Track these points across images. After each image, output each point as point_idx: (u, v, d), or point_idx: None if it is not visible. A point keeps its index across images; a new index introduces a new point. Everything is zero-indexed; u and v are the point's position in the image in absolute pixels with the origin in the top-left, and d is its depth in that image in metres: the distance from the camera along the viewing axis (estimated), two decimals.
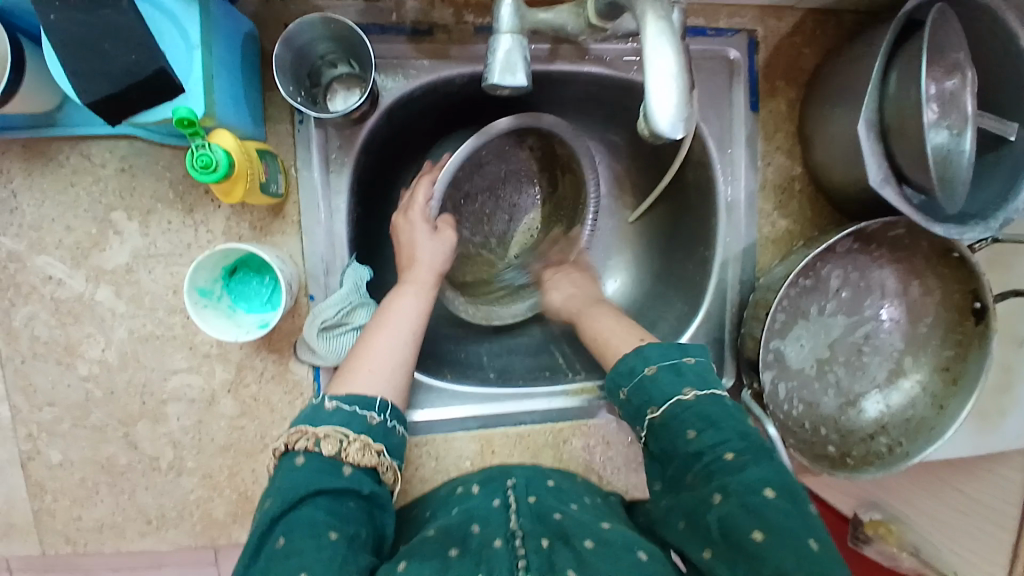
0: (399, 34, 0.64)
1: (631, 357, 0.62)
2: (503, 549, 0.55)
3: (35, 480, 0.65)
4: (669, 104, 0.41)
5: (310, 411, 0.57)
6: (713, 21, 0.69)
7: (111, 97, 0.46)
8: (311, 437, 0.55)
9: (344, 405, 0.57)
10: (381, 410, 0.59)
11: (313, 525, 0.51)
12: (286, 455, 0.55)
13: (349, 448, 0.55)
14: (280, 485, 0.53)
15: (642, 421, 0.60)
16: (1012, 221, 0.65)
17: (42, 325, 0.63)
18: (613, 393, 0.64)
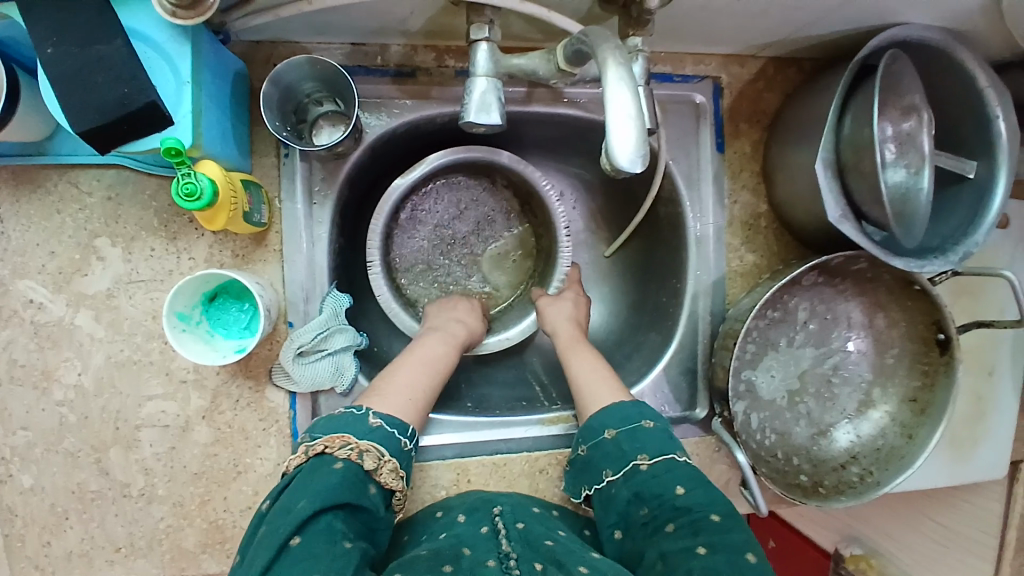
0: (383, 75, 0.67)
1: (633, 406, 0.67)
2: (496, 568, 0.56)
3: (4, 505, 0.65)
4: (629, 141, 0.44)
5: (350, 420, 0.60)
6: (679, 68, 0.73)
7: (97, 128, 0.48)
8: (354, 448, 0.57)
9: (386, 425, 0.61)
10: (411, 438, 0.62)
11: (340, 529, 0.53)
12: (322, 457, 0.57)
13: (383, 467, 0.58)
14: (317, 484, 0.54)
15: (622, 462, 0.64)
16: (973, 253, 0.69)
17: (20, 349, 0.63)
18: (595, 432, 0.67)
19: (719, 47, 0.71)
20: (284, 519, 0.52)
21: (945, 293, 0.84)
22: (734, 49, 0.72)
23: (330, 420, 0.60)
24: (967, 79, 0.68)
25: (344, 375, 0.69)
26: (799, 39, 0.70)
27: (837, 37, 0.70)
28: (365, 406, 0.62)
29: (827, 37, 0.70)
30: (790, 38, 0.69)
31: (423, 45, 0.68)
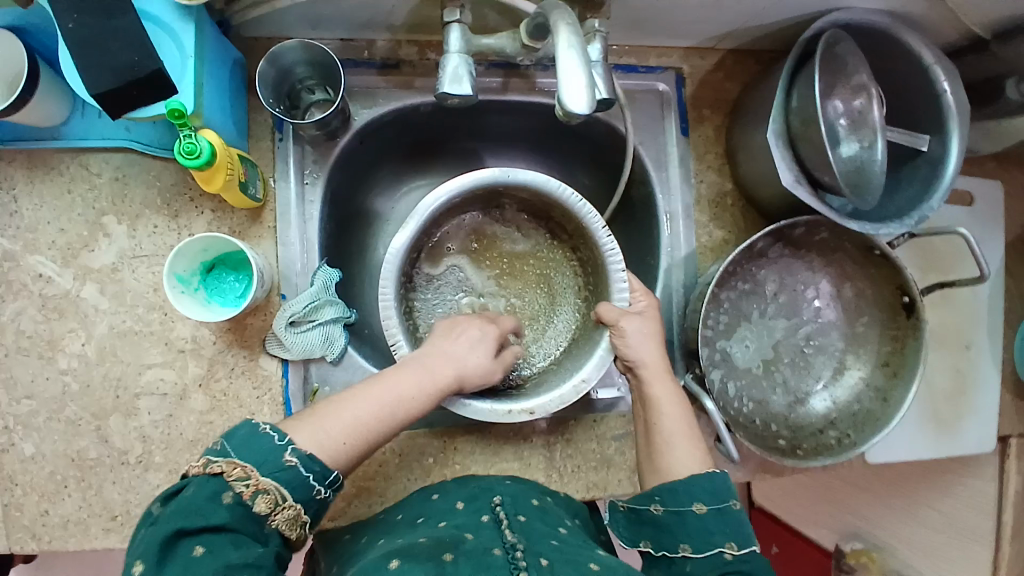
0: (370, 68, 0.74)
1: (720, 480, 0.61)
2: (501, 557, 0.55)
3: (6, 473, 0.67)
4: (581, 92, 0.50)
5: (263, 445, 0.51)
6: (643, 59, 0.80)
7: (111, 91, 0.54)
8: (251, 484, 0.49)
9: (302, 467, 0.52)
10: (328, 486, 0.53)
11: (228, 551, 0.46)
12: (217, 478, 0.50)
13: (279, 513, 0.50)
14: (200, 504, 0.48)
15: (704, 543, 0.59)
16: (927, 217, 0.71)
17: (29, 320, 0.67)
18: (680, 499, 0.60)
19: (679, 38, 0.78)
20: (163, 526, 0.47)
21: (904, 256, 0.86)
22: (693, 41, 0.78)
23: (246, 435, 0.52)
24: (914, 61, 0.72)
25: (334, 345, 0.72)
26: (752, 28, 0.76)
27: (787, 25, 0.76)
28: (290, 437, 0.53)
29: (778, 26, 0.76)
30: (744, 28, 0.75)
31: (406, 40, 0.74)
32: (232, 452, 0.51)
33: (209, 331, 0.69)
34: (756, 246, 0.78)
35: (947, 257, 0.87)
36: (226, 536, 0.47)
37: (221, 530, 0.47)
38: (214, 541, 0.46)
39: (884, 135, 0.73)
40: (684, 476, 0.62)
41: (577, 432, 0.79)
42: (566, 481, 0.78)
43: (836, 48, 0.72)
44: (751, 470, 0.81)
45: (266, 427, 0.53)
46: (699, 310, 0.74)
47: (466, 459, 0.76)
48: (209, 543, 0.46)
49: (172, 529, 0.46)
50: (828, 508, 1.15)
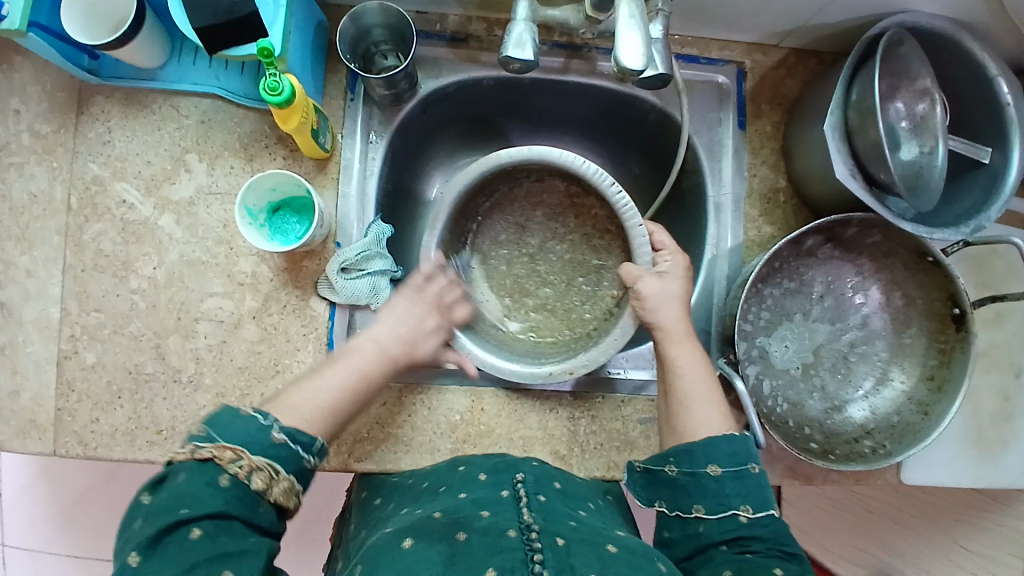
0: (440, 40, 0.78)
1: (741, 442, 0.60)
2: (516, 539, 0.51)
3: (66, 379, 0.72)
4: (636, 52, 0.56)
5: (249, 426, 0.53)
6: (705, 50, 0.81)
7: (209, 27, 0.60)
8: (244, 466, 0.51)
9: (290, 440, 0.54)
10: (318, 454, 0.56)
11: (224, 540, 0.48)
12: (210, 463, 0.51)
13: (275, 488, 0.52)
14: (199, 491, 0.49)
15: (718, 505, 0.58)
16: (985, 227, 0.67)
17: (108, 240, 0.73)
18: (697, 462, 0.60)
19: (741, 31, 0.79)
20: (159, 516, 0.48)
21: (957, 265, 0.81)
22: (756, 35, 0.80)
23: (229, 417, 0.53)
24: (975, 72, 0.69)
25: (379, 295, 0.75)
26: (816, 26, 0.76)
27: (852, 24, 0.76)
28: (272, 416, 0.54)
29: (844, 24, 0.76)
30: (806, 25, 0.76)
31: (476, 16, 0.78)
32: (220, 437, 0.52)
33: (268, 268, 0.73)
34: (806, 242, 0.79)
35: (1001, 267, 0.82)
36: (222, 522, 0.49)
37: (218, 518, 0.49)
38: (213, 527, 0.48)
39: (949, 142, 0.69)
40: (704, 437, 0.62)
41: (603, 409, 0.78)
42: (587, 456, 0.77)
43: (898, 50, 0.69)
44: (779, 474, 0.78)
45: (247, 408, 0.54)
46: (738, 297, 0.74)
47: (491, 420, 0.77)
48: (205, 528, 0.48)
49: (170, 515, 0.48)
50: (865, 544, 1.10)
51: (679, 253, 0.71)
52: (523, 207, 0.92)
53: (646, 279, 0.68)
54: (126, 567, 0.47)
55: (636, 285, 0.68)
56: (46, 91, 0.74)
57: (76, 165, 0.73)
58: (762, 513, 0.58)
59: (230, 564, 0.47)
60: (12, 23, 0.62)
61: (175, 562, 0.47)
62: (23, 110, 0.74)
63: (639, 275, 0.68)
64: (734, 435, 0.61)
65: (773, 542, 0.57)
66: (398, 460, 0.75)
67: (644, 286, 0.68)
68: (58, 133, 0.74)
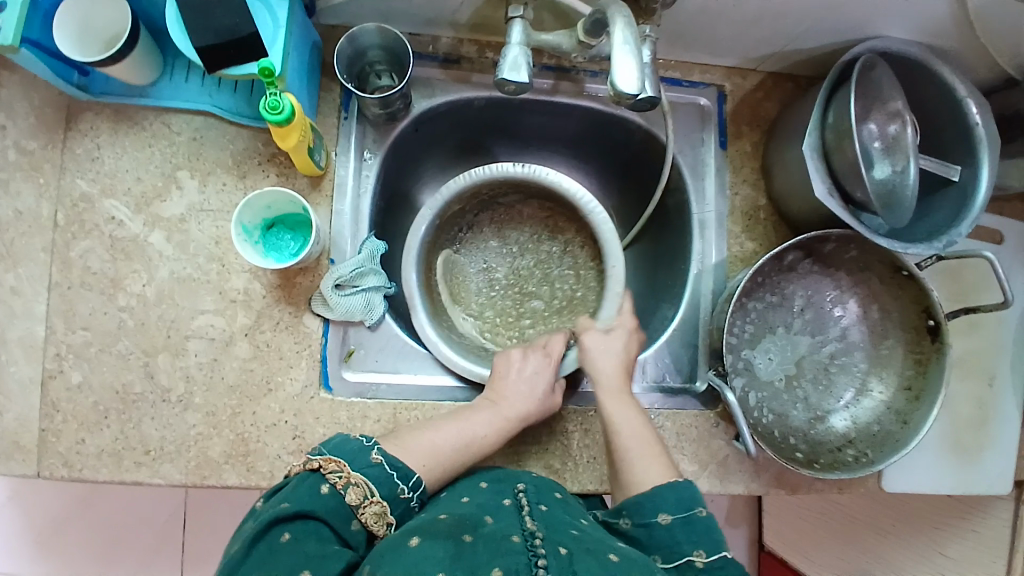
0: (433, 61, 0.79)
1: (684, 489, 0.60)
2: (521, 543, 0.51)
3: (50, 400, 0.70)
4: (631, 75, 0.58)
5: (353, 446, 0.58)
6: (687, 74, 0.85)
7: (212, 46, 0.60)
8: (344, 477, 0.55)
9: (387, 464, 0.58)
10: (411, 487, 0.59)
11: (312, 540, 0.49)
12: (314, 472, 0.55)
13: (366, 508, 0.54)
14: (301, 494, 0.52)
15: (673, 554, 0.57)
16: (956, 241, 0.70)
17: (96, 258, 0.72)
18: (644, 513, 0.60)
19: (721, 56, 0.83)
20: (264, 514, 0.51)
21: (929, 278, 0.85)
22: (735, 60, 0.83)
23: (342, 443, 0.58)
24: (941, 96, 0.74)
25: (374, 311, 0.76)
26: (792, 52, 0.80)
27: (825, 50, 0.80)
28: (375, 440, 0.60)
29: (817, 50, 0.80)
30: (783, 51, 0.80)
31: (468, 38, 0.80)
32: (325, 453, 0.57)
33: (261, 285, 0.73)
34: (786, 257, 0.82)
35: (971, 278, 0.86)
36: (311, 524, 0.50)
37: (306, 519, 0.51)
38: (302, 530, 0.50)
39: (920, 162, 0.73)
40: (652, 488, 0.62)
41: (595, 422, 0.79)
42: (580, 470, 0.78)
43: (870, 73, 0.74)
44: (767, 483, 0.80)
45: (357, 437, 0.60)
46: (724, 310, 0.76)
47: (486, 435, 0.77)
48: (296, 532, 0.49)
49: (272, 512, 0.50)
50: (844, 553, 1.14)
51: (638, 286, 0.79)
52: (495, 226, 0.94)
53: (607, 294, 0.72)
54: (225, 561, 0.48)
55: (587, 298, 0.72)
56: (33, 107, 0.73)
57: (64, 181, 0.73)
58: (716, 556, 0.56)
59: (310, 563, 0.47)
60: (5, 37, 0.61)
61: (263, 559, 0.47)
62: (9, 126, 0.73)
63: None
64: (676, 483, 0.61)
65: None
66: None
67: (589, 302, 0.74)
68: (46, 149, 0.73)
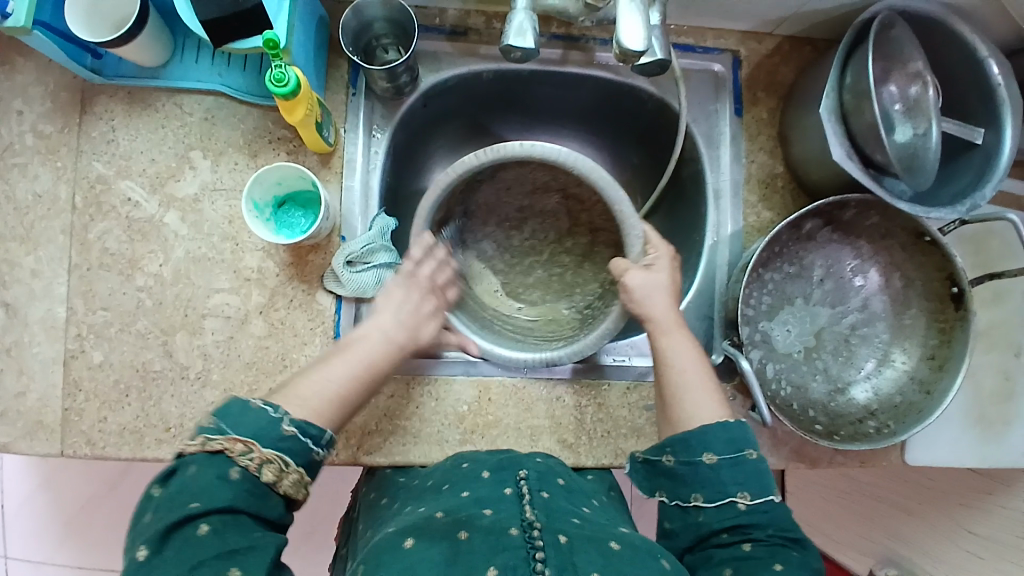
0: (440, 34, 0.78)
1: (738, 430, 0.59)
2: (519, 537, 0.51)
3: (73, 379, 0.71)
4: (636, 35, 0.58)
5: (257, 420, 0.52)
6: (701, 40, 0.83)
7: (215, 20, 0.61)
8: (255, 458, 0.51)
9: (301, 433, 0.53)
10: (326, 447, 0.55)
11: (231, 535, 0.48)
12: (220, 456, 0.51)
13: (284, 480, 0.52)
14: (208, 484, 0.49)
15: (717, 493, 0.58)
16: (980, 205, 0.68)
17: (114, 239, 0.73)
18: (692, 450, 0.59)
19: (735, 21, 0.81)
20: (168, 512, 0.48)
21: (954, 246, 0.83)
22: (751, 24, 0.81)
23: (240, 410, 0.53)
24: (966, 53, 0.71)
25: None
26: (810, 13, 0.78)
27: (844, 11, 0.77)
28: (283, 409, 0.54)
29: (835, 12, 0.78)
30: (800, 13, 0.78)
31: (475, 10, 0.79)
32: (230, 429, 0.52)
33: (274, 263, 0.74)
34: (805, 225, 0.80)
35: (997, 247, 0.83)
36: (229, 516, 0.49)
37: (224, 512, 0.49)
38: (221, 522, 0.48)
39: (944, 123, 0.70)
40: (699, 425, 0.61)
41: (610, 396, 0.79)
42: (595, 444, 0.77)
43: (889, 32, 0.71)
44: (786, 456, 0.78)
45: (259, 401, 0.53)
46: (740, 280, 0.75)
47: (499, 411, 0.77)
48: (214, 524, 0.48)
49: (178, 511, 0.48)
50: (872, 533, 1.12)
51: (665, 245, 0.71)
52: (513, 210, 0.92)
53: (636, 269, 0.67)
54: (134, 562, 0.46)
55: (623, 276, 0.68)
56: (48, 92, 0.74)
57: (80, 164, 0.74)
58: (760, 500, 0.58)
59: (238, 562, 0.46)
60: (17, 21, 0.62)
61: (181, 555, 0.46)
62: (26, 110, 0.74)
63: (633, 266, 0.68)
64: (725, 421, 0.60)
65: (771, 528, 0.57)
66: (407, 452, 0.75)
67: (630, 278, 0.68)
68: (62, 133, 0.74)
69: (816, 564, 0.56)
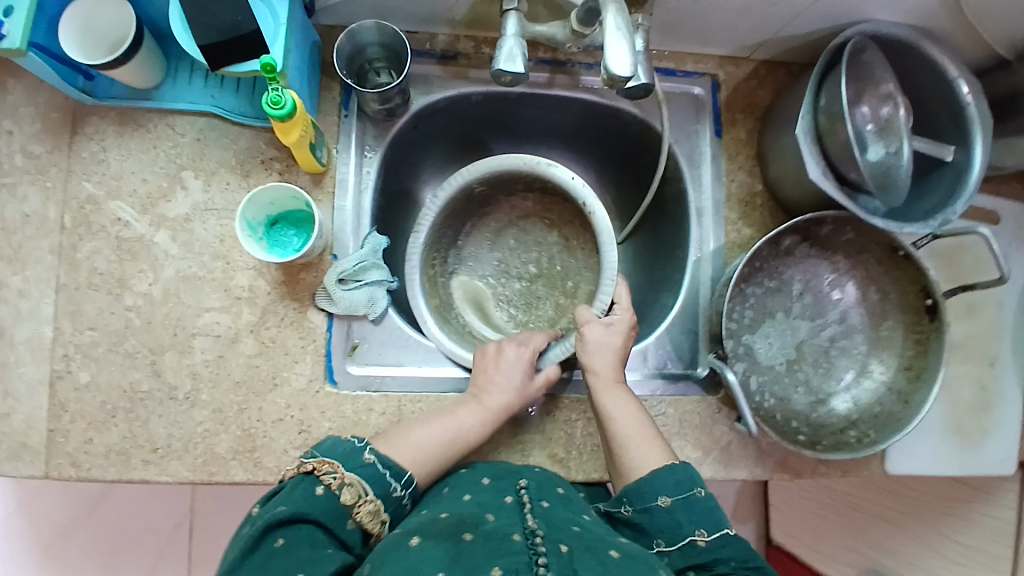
0: (430, 58, 0.81)
1: (682, 471, 0.62)
2: (521, 543, 0.52)
3: (59, 400, 0.70)
4: (625, 61, 0.61)
5: (346, 447, 0.62)
6: (681, 65, 0.86)
7: (215, 44, 0.62)
8: (338, 477, 0.59)
9: (379, 464, 0.62)
10: (404, 485, 0.64)
11: (307, 545, 0.53)
12: (309, 476, 0.58)
13: (362, 507, 0.58)
14: (296, 497, 0.56)
15: (676, 535, 0.60)
16: (951, 220, 0.71)
17: (103, 259, 0.73)
18: (645, 497, 0.62)
19: (714, 46, 0.84)
20: (262, 518, 0.55)
21: (927, 261, 0.86)
22: (728, 49, 0.84)
23: (332, 445, 0.62)
24: (936, 76, 0.75)
25: (377, 305, 0.76)
26: (785, 39, 0.81)
27: (817, 37, 0.81)
28: (368, 441, 0.63)
29: (809, 38, 0.81)
30: (776, 39, 0.81)
31: (464, 35, 0.81)
32: (320, 454, 0.60)
33: (265, 282, 0.74)
34: (784, 242, 0.83)
35: (965, 261, 0.87)
36: (306, 528, 0.55)
37: (303, 523, 0.55)
38: (300, 532, 0.54)
39: (914, 142, 0.74)
40: (647, 472, 0.64)
41: (599, 410, 0.80)
42: (585, 458, 0.78)
43: (861, 56, 0.75)
44: (770, 466, 0.80)
45: (348, 437, 0.63)
46: (724, 294, 0.77)
47: (491, 425, 0.78)
48: (291, 536, 0.53)
49: (269, 517, 0.54)
50: (853, 542, 1.14)
51: (633, 306, 0.77)
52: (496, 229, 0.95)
53: None
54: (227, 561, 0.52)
55: None
56: (38, 112, 0.74)
57: (70, 184, 0.74)
58: (717, 535, 0.59)
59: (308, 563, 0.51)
60: (13, 42, 0.62)
61: (263, 560, 0.51)
62: (15, 131, 0.74)
63: None
64: (671, 466, 0.64)
65: (735, 560, 0.58)
66: None
67: None
68: (51, 153, 0.74)
69: None
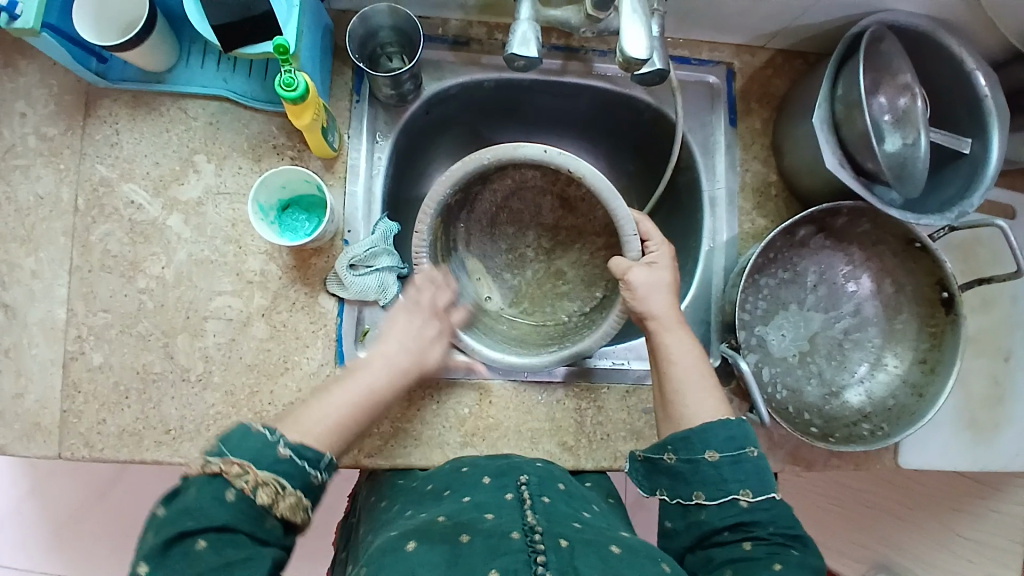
0: (443, 43, 0.80)
1: (738, 427, 0.60)
2: (520, 541, 0.51)
3: (72, 380, 0.71)
4: (638, 44, 0.60)
5: (257, 443, 0.52)
6: (696, 53, 0.85)
7: (229, 24, 0.63)
8: (250, 480, 0.51)
9: (296, 456, 0.53)
10: (324, 468, 0.56)
11: (228, 550, 0.49)
12: (216, 478, 0.51)
13: (280, 502, 0.52)
14: (205, 503, 0.50)
15: (718, 491, 0.59)
16: (968, 213, 0.70)
17: (116, 241, 0.73)
18: (693, 449, 0.60)
19: (729, 34, 0.83)
20: (167, 527, 0.49)
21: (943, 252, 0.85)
22: (744, 38, 0.84)
23: (240, 435, 0.52)
24: (954, 65, 0.73)
25: (388, 292, 0.75)
26: (802, 28, 0.80)
27: (834, 26, 0.80)
28: (280, 431, 0.54)
29: (826, 26, 0.80)
30: (793, 27, 0.80)
31: (477, 21, 0.81)
32: (227, 452, 0.51)
33: (276, 266, 0.74)
34: (798, 233, 0.82)
35: (983, 253, 0.86)
36: (226, 535, 0.49)
37: (221, 530, 0.49)
38: (219, 540, 0.49)
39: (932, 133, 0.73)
40: (701, 424, 0.62)
41: (608, 399, 0.79)
42: (594, 447, 0.78)
43: (879, 47, 0.73)
44: (781, 459, 0.79)
45: (258, 424, 0.54)
46: (736, 285, 0.77)
47: (499, 412, 0.77)
48: (211, 540, 0.49)
49: (177, 526, 0.49)
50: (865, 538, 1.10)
51: (666, 244, 0.71)
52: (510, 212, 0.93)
53: (635, 269, 0.68)
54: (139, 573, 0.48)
55: (625, 276, 0.68)
56: (53, 95, 0.75)
57: (84, 166, 0.74)
58: (762, 497, 0.59)
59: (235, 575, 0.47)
60: (26, 22, 0.63)
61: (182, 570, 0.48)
62: (30, 113, 0.75)
63: (631, 266, 0.69)
64: (727, 419, 0.61)
65: (772, 526, 0.58)
66: (408, 456, 0.75)
67: (632, 276, 0.68)
68: (66, 135, 0.75)
69: (815, 562, 0.57)
